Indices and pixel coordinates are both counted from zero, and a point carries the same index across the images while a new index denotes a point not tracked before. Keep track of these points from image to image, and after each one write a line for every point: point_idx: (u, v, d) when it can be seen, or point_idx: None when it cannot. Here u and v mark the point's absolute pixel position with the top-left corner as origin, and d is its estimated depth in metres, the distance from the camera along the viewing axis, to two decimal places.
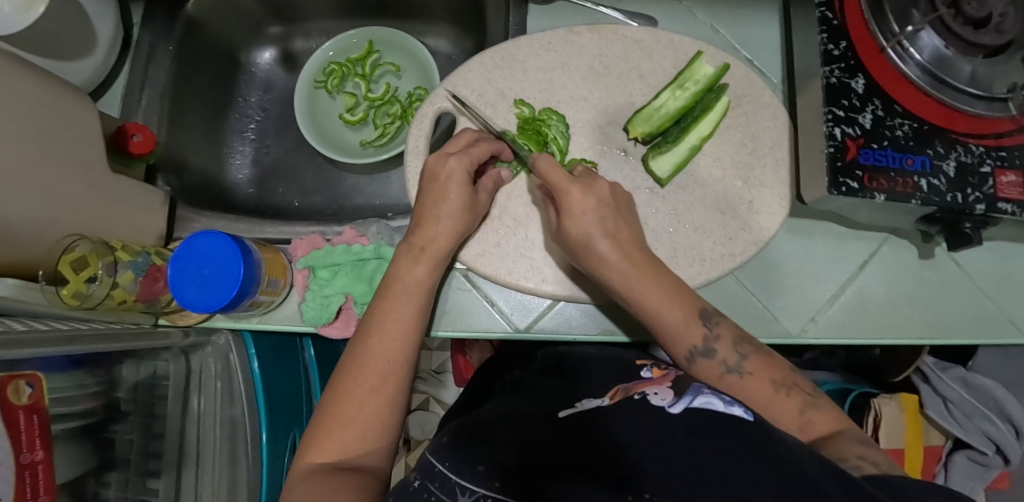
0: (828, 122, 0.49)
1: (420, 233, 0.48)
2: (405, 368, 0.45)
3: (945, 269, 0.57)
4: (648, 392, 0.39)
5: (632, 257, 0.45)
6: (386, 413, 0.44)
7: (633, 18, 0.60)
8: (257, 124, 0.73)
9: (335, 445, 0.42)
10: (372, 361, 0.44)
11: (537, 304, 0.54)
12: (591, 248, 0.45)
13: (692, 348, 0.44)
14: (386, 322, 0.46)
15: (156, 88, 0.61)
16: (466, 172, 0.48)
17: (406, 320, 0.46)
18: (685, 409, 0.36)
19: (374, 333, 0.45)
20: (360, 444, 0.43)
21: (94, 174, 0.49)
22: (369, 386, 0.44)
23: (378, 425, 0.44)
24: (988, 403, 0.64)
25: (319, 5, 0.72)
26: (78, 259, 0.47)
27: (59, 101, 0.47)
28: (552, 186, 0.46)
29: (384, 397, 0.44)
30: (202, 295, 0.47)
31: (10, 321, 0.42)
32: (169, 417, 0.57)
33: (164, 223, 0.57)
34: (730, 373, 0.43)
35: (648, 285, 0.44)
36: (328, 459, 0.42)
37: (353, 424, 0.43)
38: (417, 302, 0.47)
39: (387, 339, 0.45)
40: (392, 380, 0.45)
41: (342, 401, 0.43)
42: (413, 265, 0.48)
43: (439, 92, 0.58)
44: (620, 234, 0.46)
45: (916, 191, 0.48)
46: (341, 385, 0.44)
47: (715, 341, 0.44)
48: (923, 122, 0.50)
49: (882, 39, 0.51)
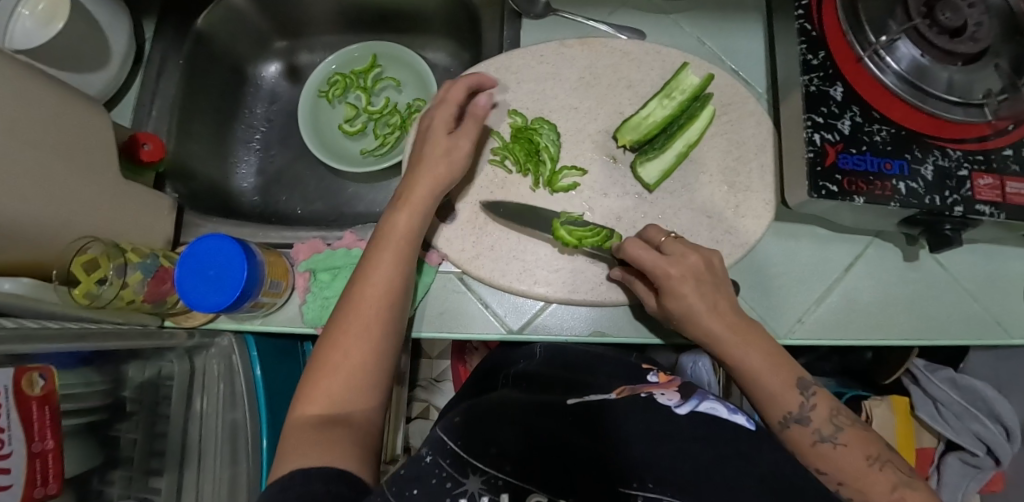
0: (807, 128, 0.51)
1: (409, 186, 0.51)
2: (387, 314, 0.47)
3: (929, 270, 0.59)
4: (657, 392, 0.43)
5: (735, 326, 0.46)
6: (373, 364, 0.46)
7: (622, 31, 0.62)
8: (262, 134, 0.76)
9: (324, 396, 0.44)
10: (355, 308, 0.46)
11: (530, 306, 0.56)
12: (702, 323, 0.46)
13: (787, 414, 0.44)
14: (370, 273, 0.47)
15: (166, 100, 0.64)
16: (444, 127, 0.53)
17: (389, 267, 0.48)
18: (691, 410, 0.39)
19: (360, 281, 0.47)
20: (348, 395, 0.44)
21: (107, 181, 0.52)
22: (351, 332, 0.45)
23: (362, 374, 0.45)
24: (977, 404, 0.65)
25: (322, 20, 0.75)
26: (89, 260, 0.49)
27: (76, 111, 0.50)
28: (647, 272, 0.48)
29: (367, 343, 0.45)
30: (207, 294, 0.49)
31: (25, 319, 0.44)
32: (172, 417, 0.58)
33: (172, 228, 0.59)
34: (823, 442, 0.43)
35: (753, 358, 0.45)
36: (317, 409, 0.43)
37: (340, 374, 0.45)
38: (399, 249, 0.48)
39: (370, 286, 0.47)
40: (375, 327, 0.46)
41: (330, 351, 0.45)
42: (399, 215, 0.50)
43: (435, 102, 0.59)
44: (722, 304, 0.47)
45: (894, 193, 0.50)
46: (331, 336, 0.46)
47: (811, 409, 0.44)
48: (901, 128, 0.52)
49: (859, 49, 0.53)
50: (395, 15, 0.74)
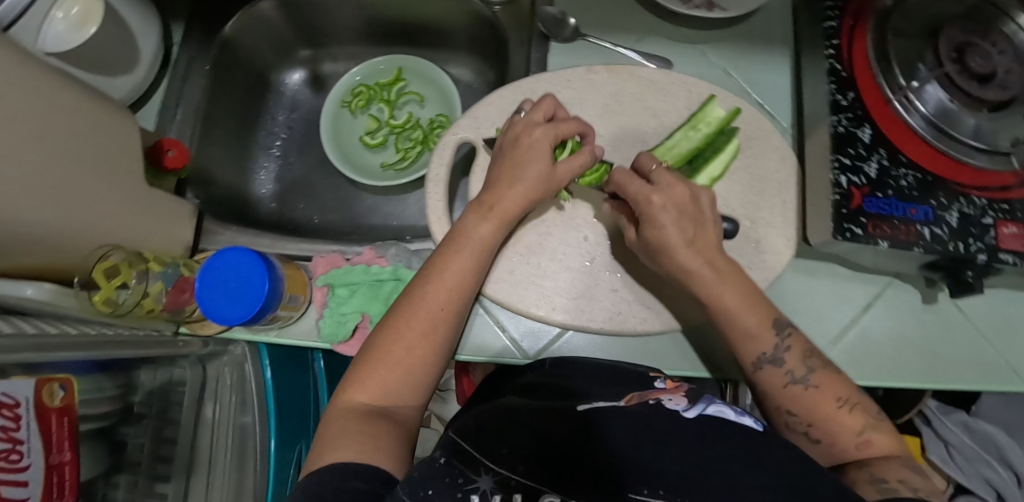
0: (833, 170, 0.51)
1: (491, 192, 0.49)
2: (454, 319, 0.46)
3: (948, 314, 0.58)
4: (663, 396, 0.41)
5: (710, 262, 0.46)
6: (430, 361, 0.45)
7: (649, 59, 0.62)
8: (282, 141, 0.76)
9: (376, 386, 0.44)
10: (424, 308, 0.46)
11: (547, 331, 0.56)
12: (679, 253, 0.46)
13: (760, 355, 0.46)
14: (445, 273, 0.47)
15: (191, 105, 0.64)
16: (548, 142, 0.49)
17: (464, 274, 0.47)
18: (699, 414, 0.38)
19: (432, 281, 0.47)
20: (399, 387, 0.44)
21: (130, 188, 0.52)
22: (418, 331, 0.45)
23: (419, 372, 0.45)
24: (988, 448, 0.65)
25: (348, 31, 0.75)
26: (110, 267, 0.48)
27: (104, 118, 0.50)
28: (627, 197, 0.48)
29: (431, 344, 0.45)
30: (227, 307, 0.49)
31: (43, 324, 0.45)
32: (180, 423, 0.58)
33: (192, 235, 0.59)
34: (796, 383, 0.44)
35: (727, 294, 0.46)
36: (367, 397, 0.43)
37: (398, 366, 0.44)
38: (477, 256, 0.48)
39: (442, 289, 0.46)
40: (440, 330, 0.46)
41: (392, 343, 0.45)
42: (480, 223, 0.48)
43: (461, 123, 0.59)
44: (700, 242, 0.46)
45: (919, 238, 0.50)
46: (393, 325, 0.45)
47: (785, 351, 0.45)
48: (928, 173, 0.52)
49: (888, 91, 0.53)
50: (420, 29, 0.74)
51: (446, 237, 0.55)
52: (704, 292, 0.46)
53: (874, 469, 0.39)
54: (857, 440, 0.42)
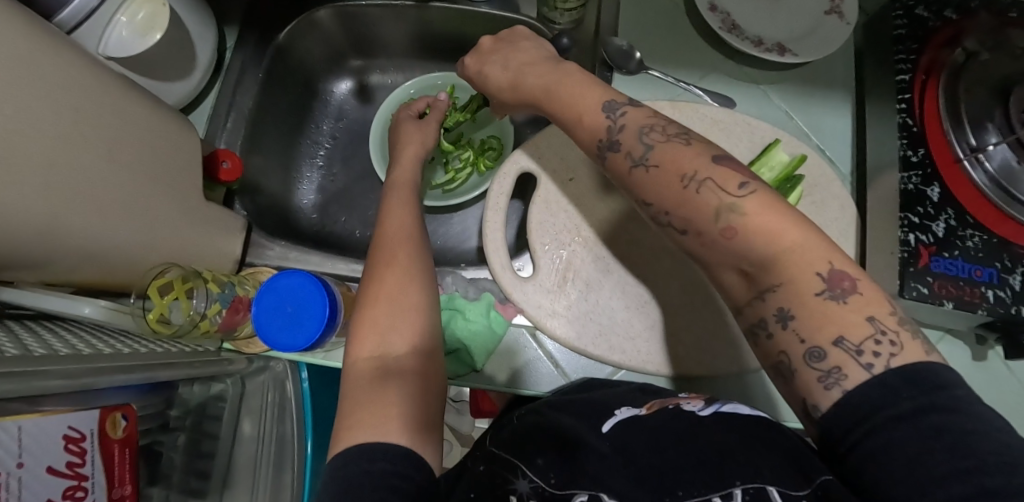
0: (902, 228, 0.51)
1: (396, 158, 0.58)
2: (414, 240, 0.48)
3: (998, 373, 0.58)
4: (680, 400, 0.39)
5: (589, 88, 0.43)
6: (410, 288, 0.44)
7: (713, 97, 0.61)
8: (326, 151, 0.75)
9: (372, 332, 0.42)
10: (383, 239, 0.48)
11: (602, 370, 0.54)
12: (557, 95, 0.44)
13: (631, 155, 0.39)
14: (388, 215, 0.50)
15: (242, 113, 0.63)
16: (409, 115, 0.61)
17: (401, 206, 0.51)
18: (714, 412, 0.35)
19: (383, 220, 0.50)
20: (392, 321, 0.42)
21: (189, 202, 0.50)
22: (385, 259, 0.46)
23: (405, 302, 0.43)
24: None
25: (401, 44, 0.74)
26: (165, 284, 0.47)
27: (169, 131, 0.49)
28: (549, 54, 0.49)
29: (401, 265, 0.45)
30: (285, 334, 0.48)
31: (97, 343, 0.44)
32: (220, 437, 0.57)
33: (241, 249, 0.58)
34: (691, 187, 0.36)
35: (580, 97, 0.43)
36: (369, 349, 0.41)
37: (380, 299, 0.43)
38: (407, 193, 0.53)
39: (392, 221, 0.49)
40: (404, 250, 0.46)
41: (371, 282, 0.45)
42: (399, 172, 0.55)
43: (522, 150, 0.58)
44: (564, 78, 0.44)
45: (983, 301, 0.50)
46: (370, 267, 0.46)
47: (655, 150, 0.39)
48: (993, 235, 0.52)
49: (959, 151, 0.53)
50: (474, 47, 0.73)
51: (504, 268, 0.54)
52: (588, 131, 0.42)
53: (801, 328, 0.32)
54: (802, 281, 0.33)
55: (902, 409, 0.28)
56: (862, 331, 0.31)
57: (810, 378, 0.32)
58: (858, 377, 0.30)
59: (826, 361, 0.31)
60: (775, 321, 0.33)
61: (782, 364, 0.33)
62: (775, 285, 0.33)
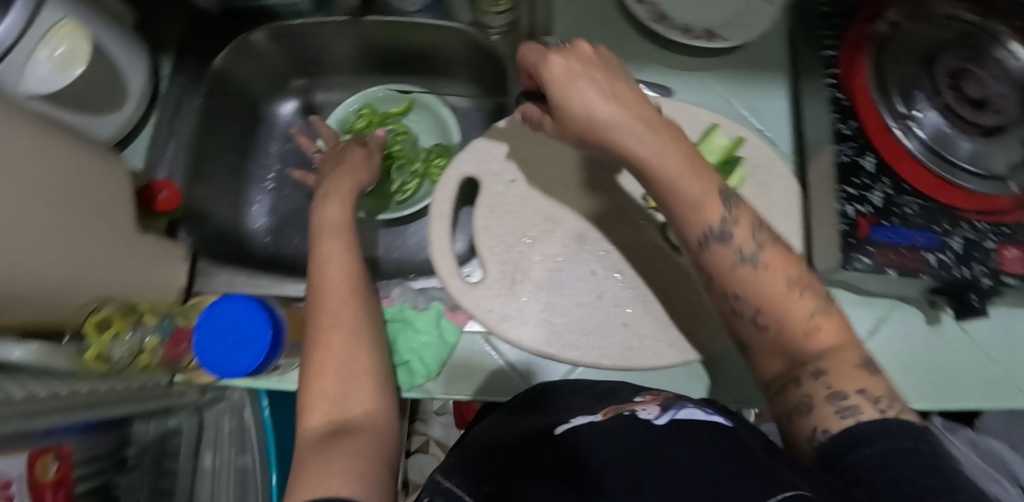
0: (840, 200, 0.51)
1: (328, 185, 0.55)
2: (358, 299, 0.46)
3: (951, 335, 0.59)
4: (636, 407, 0.37)
5: (625, 104, 0.36)
6: (360, 356, 0.43)
7: (652, 88, 0.62)
8: (275, 173, 0.74)
9: (323, 400, 0.41)
10: (323, 299, 0.46)
11: (559, 369, 0.54)
12: (619, 134, 0.35)
13: (708, 230, 0.38)
14: (325, 267, 0.47)
15: (181, 142, 0.62)
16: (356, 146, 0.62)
17: (337, 257, 0.48)
18: (672, 422, 0.33)
19: (318, 273, 0.47)
20: (342, 390, 0.41)
21: (122, 235, 0.49)
22: (326, 324, 0.44)
23: (353, 365, 0.43)
24: (994, 463, 0.65)
25: (345, 61, 0.74)
26: (102, 320, 0.47)
27: (95, 165, 0.48)
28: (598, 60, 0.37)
29: (347, 329, 0.44)
30: (227, 361, 0.47)
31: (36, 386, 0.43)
32: (180, 474, 0.56)
33: (186, 278, 0.57)
34: (744, 263, 0.38)
35: (625, 134, 0.36)
36: (318, 418, 0.40)
37: (326, 368, 0.42)
38: (340, 237, 0.50)
39: (330, 276, 0.47)
40: (346, 313, 0.45)
41: (315, 349, 0.43)
42: (325, 209, 0.52)
43: (463, 156, 0.58)
44: (621, 92, 0.36)
45: (924, 265, 0.51)
46: (310, 327, 0.44)
47: (735, 225, 0.38)
48: (930, 200, 0.53)
49: (889, 119, 0.54)
50: (416, 59, 0.73)
51: (452, 275, 0.54)
52: (652, 179, 0.37)
53: (830, 380, 0.35)
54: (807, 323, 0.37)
55: (878, 446, 0.31)
56: (869, 383, 0.35)
57: (828, 410, 0.35)
58: (872, 416, 0.33)
59: (847, 400, 0.35)
60: (807, 376, 0.37)
61: (802, 404, 0.36)
62: (821, 367, 0.36)
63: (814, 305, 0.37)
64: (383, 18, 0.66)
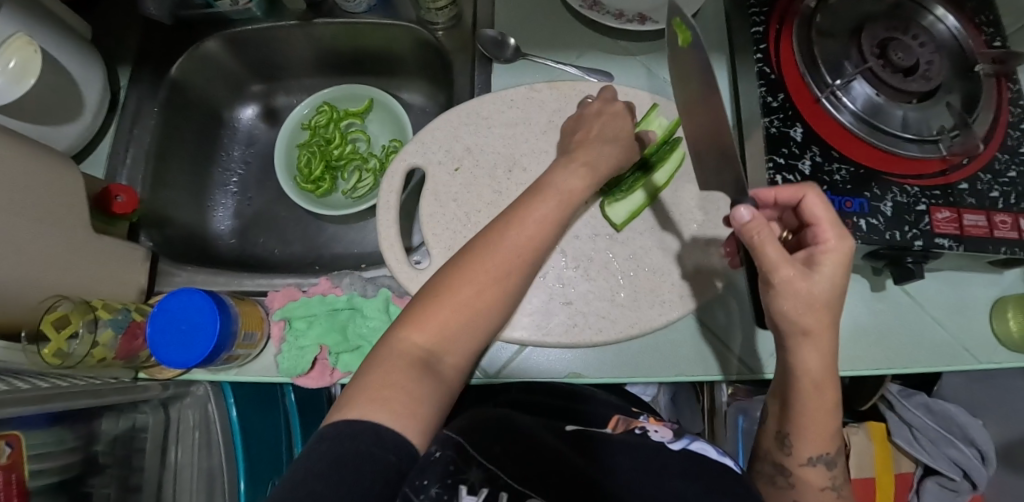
0: (770, 170, 0.53)
1: (580, 150, 0.52)
2: (529, 263, 0.46)
3: (896, 300, 0.61)
4: (650, 428, 0.44)
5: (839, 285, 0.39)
6: (490, 308, 0.44)
7: (591, 73, 0.63)
8: (239, 177, 0.77)
9: (432, 325, 0.42)
10: (501, 251, 0.45)
11: (506, 350, 0.57)
12: (816, 316, 0.38)
13: (820, 453, 0.43)
14: (529, 221, 0.46)
15: (141, 147, 0.64)
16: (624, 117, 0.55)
17: (535, 223, 0.47)
18: (683, 448, 0.40)
19: (513, 226, 0.46)
20: (455, 333, 0.43)
21: (77, 236, 0.51)
22: (492, 274, 0.44)
23: (482, 315, 0.44)
24: (952, 428, 0.66)
25: (301, 65, 0.76)
26: (59, 318, 0.48)
27: (49, 168, 0.50)
28: (813, 224, 0.40)
29: (499, 287, 0.44)
30: (180, 351, 0.49)
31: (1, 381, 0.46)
32: (147, 469, 0.57)
33: (146, 278, 0.59)
34: (814, 463, 0.43)
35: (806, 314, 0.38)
36: (421, 340, 0.41)
37: (464, 309, 0.43)
38: (557, 204, 0.48)
39: (521, 235, 0.46)
40: (513, 275, 0.45)
41: (461, 283, 0.43)
42: (568, 176, 0.50)
43: (407, 148, 0.60)
44: (814, 296, 0.38)
45: (856, 230, 0.52)
46: (456, 271, 0.44)
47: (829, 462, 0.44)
48: (860, 166, 0.54)
49: (817, 90, 0.55)
50: (369, 59, 0.75)
51: (399, 263, 0.56)
52: (795, 368, 0.41)
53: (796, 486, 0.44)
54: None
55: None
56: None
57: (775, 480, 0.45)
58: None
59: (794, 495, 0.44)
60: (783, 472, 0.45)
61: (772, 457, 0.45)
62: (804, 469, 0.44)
63: (821, 453, 0.43)
64: (333, 21, 0.69)
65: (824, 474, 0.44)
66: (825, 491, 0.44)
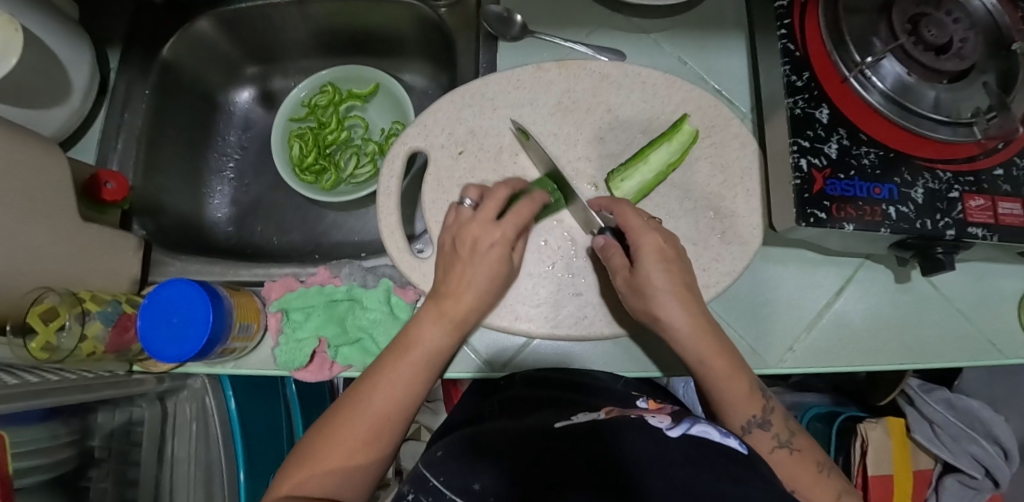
0: (793, 154, 0.50)
1: (449, 296, 0.46)
2: (399, 425, 0.44)
3: (922, 292, 0.57)
4: (646, 415, 0.36)
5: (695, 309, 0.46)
6: (367, 469, 0.43)
7: (601, 52, 0.60)
8: (235, 163, 0.74)
9: (311, 485, 0.40)
10: (367, 415, 0.43)
11: (513, 343, 0.55)
12: (662, 301, 0.45)
13: (750, 419, 0.44)
14: (395, 385, 0.44)
15: (132, 132, 0.62)
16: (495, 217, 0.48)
17: (406, 387, 0.44)
18: (683, 435, 0.32)
19: (379, 387, 0.44)
20: (338, 491, 0.41)
21: (65, 225, 0.49)
22: (360, 438, 0.42)
23: (360, 472, 0.42)
24: (975, 425, 0.64)
25: (298, 45, 0.73)
26: (46, 311, 0.46)
27: (34, 154, 0.48)
28: (628, 230, 0.47)
29: (374, 449, 0.43)
30: (170, 346, 0.47)
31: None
32: (143, 463, 0.56)
33: (140, 268, 0.57)
34: (779, 448, 0.44)
35: (677, 317, 0.45)
36: (291, 498, 0.40)
37: (337, 470, 0.41)
38: (423, 369, 0.45)
39: (385, 396, 0.43)
40: (382, 436, 0.43)
41: (326, 448, 0.42)
42: (432, 328, 0.46)
43: (409, 131, 0.57)
44: (687, 293, 0.46)
45: (884, 219, 0.49)
46: (329, 433, 0.42)
47: (770, 414, 0.45)
48: (888, 149, 0.51)
49: (844, 69, 0.52)
50: (368, 39, 0.72)
51: (400, 251, 0.53)
52: (690, 364, 0.45)
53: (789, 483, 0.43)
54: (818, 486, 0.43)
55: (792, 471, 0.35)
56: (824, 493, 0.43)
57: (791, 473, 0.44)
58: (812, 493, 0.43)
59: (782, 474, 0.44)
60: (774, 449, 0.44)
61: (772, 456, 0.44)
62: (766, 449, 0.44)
63: (750, 417, 0.44)
64: None
65: (767, 437, 0.44)
66: (777, 451, 0.44)
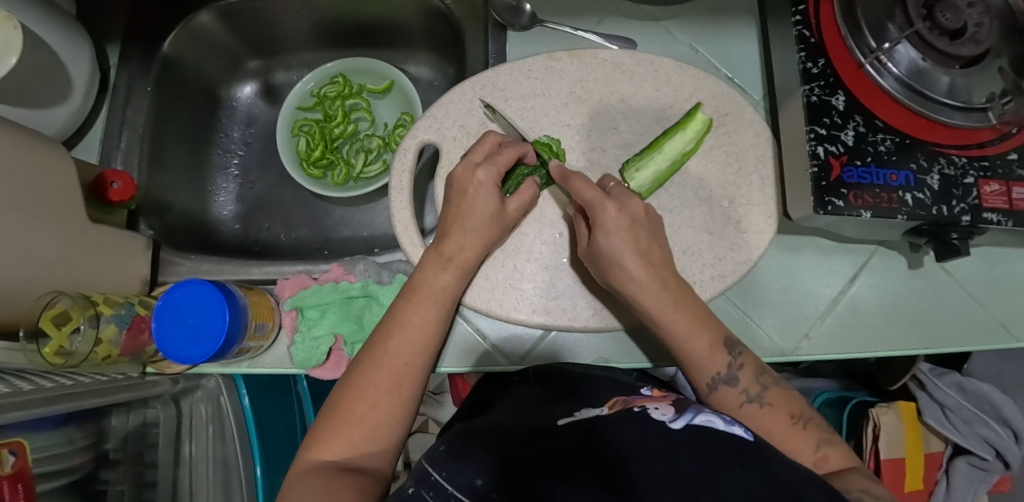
0: (810, 142, 0.50)
1: (449, 240, 0.47)
2: (421, 373, 0.43)
3: (935, 278, 0.58)
4: (649, 406, 0.35)
5: (661, 277, 0.44)
6: (398, 417, 0.42)
7: (612, 41, 0.60)
8: (240, 159, 0.73)
9: (342, 442, 0.40)
10: (388, 362, 0.42)
11: (530, 335, 0.55)
12: (620, 267, 0.44)
13: (714, 376, 0.42)
14: (407, 325, 0.44)
15: (134, 129, 0.61)
16: (493, 183, 0.47)
17: (423, 326, 0.44)
18: (687, 426, 0.32)
19: (394, 333, 0.44)
20: (369, 446, 0.41)
21: (73, 228, 0.48)
22: (383, 387, 0.42)
23: (389, 425, 0.42)
24: (985, 408, 0.65)
25: (300, 38, 0.72)
26: (59, 314, 0.45)
27: (38, 154, 0.47)
28: (586, 204, 0.46)
29: (398, 399, 0.42)
30: (186, 347, 0.46)
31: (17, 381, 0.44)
32: (160, 465, 0.56)
33: (149, 268, 0.56)
34: (750, 403, 0.41)
35: (643, 291, 0.44)
36: (335, 457, 0.40)
37: (365, 422, 0.41)
38: (438, 308, 0.45)
39: (405, 343, 0.43)
40: (406, 385, 0.43)
41: (355, 400, 0.41)
42: (439, 273, 0.46)
43: (420, 124, 0.56)
44: (652, 255, 0.45)
45: (901, 205, 0.49)
46: (353, 383, 0.42)
47: (739, 370, 0.42)
48: (904, 136, 0.51)
49: (859, 55, 0.51)
50: (372, 30, 0.71)
51: (414, 246, 0.53)
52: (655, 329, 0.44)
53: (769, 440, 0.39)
54: (814, 456, 0.38)
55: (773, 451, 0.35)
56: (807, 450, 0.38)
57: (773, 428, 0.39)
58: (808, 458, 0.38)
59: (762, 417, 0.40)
60: (745, 399, 0.41)
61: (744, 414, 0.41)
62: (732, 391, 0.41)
63: (715, 373, 0.42)
64: None
65: (731, 392, 0.41)
66: (745, 407, 0.41)
